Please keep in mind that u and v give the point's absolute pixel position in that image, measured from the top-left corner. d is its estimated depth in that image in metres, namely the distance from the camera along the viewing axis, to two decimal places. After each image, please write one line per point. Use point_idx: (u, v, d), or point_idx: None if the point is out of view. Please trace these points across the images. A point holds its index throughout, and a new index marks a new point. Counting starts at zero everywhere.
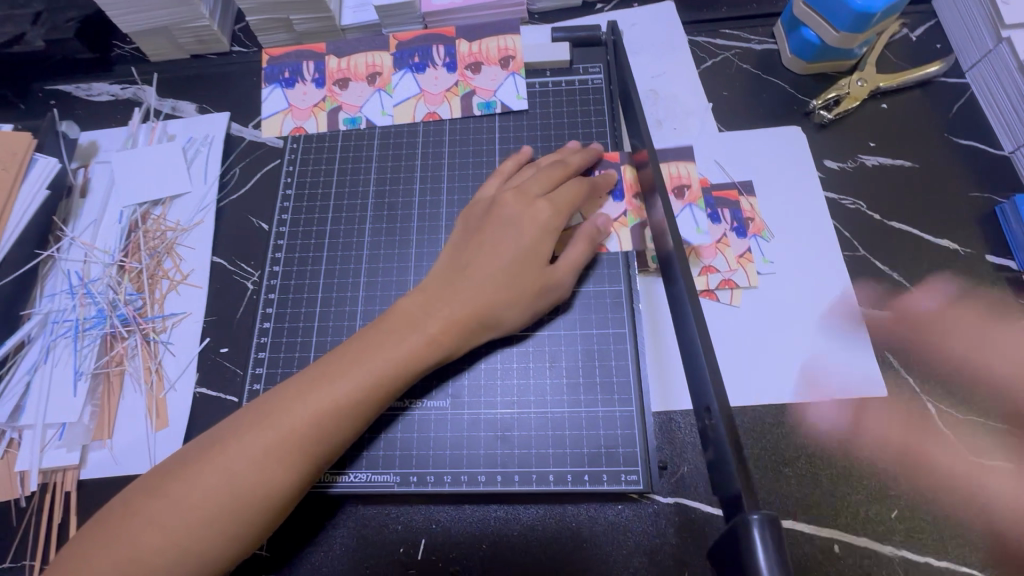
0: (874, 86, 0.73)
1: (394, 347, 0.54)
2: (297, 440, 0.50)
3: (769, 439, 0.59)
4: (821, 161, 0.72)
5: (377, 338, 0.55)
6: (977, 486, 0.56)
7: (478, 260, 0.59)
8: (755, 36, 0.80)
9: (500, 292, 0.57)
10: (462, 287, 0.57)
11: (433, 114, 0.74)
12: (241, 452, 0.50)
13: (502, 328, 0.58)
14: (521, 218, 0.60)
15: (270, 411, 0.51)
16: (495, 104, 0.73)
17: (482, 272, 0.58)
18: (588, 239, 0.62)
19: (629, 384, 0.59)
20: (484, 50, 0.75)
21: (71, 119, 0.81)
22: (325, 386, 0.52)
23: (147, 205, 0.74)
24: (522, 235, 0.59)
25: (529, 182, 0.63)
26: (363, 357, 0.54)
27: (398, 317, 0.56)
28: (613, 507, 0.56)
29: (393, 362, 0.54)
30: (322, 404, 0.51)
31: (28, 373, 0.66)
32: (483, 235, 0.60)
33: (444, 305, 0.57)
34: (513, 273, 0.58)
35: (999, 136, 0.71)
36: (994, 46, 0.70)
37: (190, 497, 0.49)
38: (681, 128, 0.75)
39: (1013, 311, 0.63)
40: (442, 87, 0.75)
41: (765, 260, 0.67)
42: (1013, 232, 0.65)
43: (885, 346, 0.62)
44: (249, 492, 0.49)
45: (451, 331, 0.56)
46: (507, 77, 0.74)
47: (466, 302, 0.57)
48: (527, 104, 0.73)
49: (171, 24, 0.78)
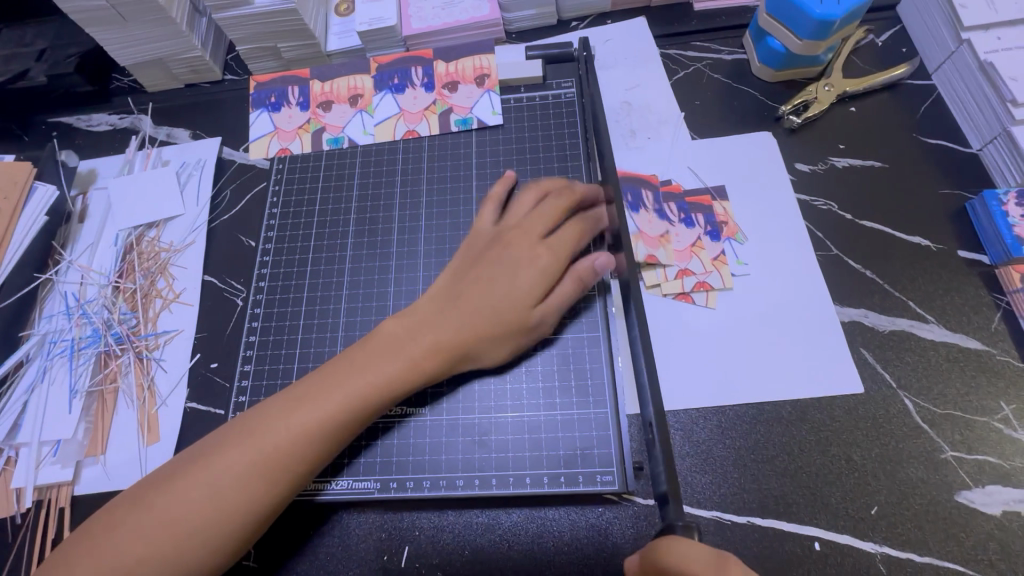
0: (841, 91, 0.75)
1: (375, 369, 0.56)
2: (280, 456, 0.52)
3: (747, 438, 0.60)
4: (792, 164, 0.73)
5: (361, 359, 0.56)
6: (955, 480, 0.56)
7: (469, 295, 0.60)
8: (725, 47, 0.82)
9: (484, 325, 0.58)
10: (450, 315, 0.59)
11: (412, 131, 0.77)
12: (226, 469, 0.51)
13: (484, 356, 0.60)
14: (520, 259, 0.61)
15: (254, 428, 0.53)
16: (471, 120, 0.76)
17: (474, 306, 0.59)
18: (578, 278, 0.62)
19: (604, 386, 0.60)
20: (460, 69, 0.78)
21: (71, 148, 0.85)
22: (308, 406, 0.53)
23: (142, 228, 0.77)
24: (516, 276, 0.60)
25: (531, 222, 0.64)
26: (346, 379, 0.55)
27: (382, 341, 0.58)
28: (595, 510, 0.57)
29: (374, 382, 0.55)
30: (306, 424, 0.53)
31: (26, 392, 0.68)
32: (481, 270, 0.61)
33: (428, 329, 0.58)
34: (501, 311, 0.59)
35: (966, 134, 0.73)
36: (956, 48, 0.72)
37: (174, 510, 0.50)
38: (655, 137, 0.77)
39: (984, 305, 0.64)
40: (421, 106, 0.78)
41: (739, 262, 0.68)
42: (982, 226, 0.66)
43: (860, 344, 0.63)
44: (230, 505, 0.50)
45: (432, 355, 0.57)
46: (483, 95, 0.77)
47: (452, 329, 0.58)
48: (501, 119, 0.76)
49: (166, 56, 0.82)
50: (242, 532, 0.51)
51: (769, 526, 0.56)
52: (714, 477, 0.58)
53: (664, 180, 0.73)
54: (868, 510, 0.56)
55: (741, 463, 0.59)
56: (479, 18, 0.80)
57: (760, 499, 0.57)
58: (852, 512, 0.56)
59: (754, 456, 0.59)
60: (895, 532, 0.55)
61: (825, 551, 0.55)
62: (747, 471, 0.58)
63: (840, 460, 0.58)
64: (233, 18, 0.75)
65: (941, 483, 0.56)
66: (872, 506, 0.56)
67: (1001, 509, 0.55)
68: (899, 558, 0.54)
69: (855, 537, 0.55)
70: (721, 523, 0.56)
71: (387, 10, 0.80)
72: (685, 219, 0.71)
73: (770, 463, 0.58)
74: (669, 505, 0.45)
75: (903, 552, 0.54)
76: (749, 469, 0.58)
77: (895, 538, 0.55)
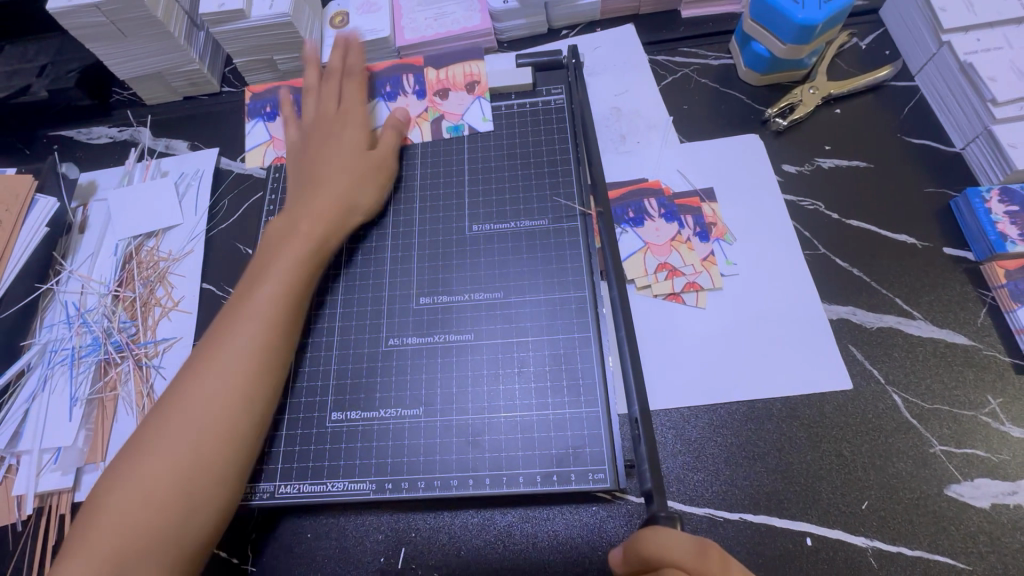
0: (826, 93, 0.77)
1: (285, 257, 0.63)
2: (230, 368, 0.57)
3: (739, 436, 0.60)
4: (779, 165, 0.75)
5: (266, 256, 0.64)
6: (945, 474, 0.57)
7: (318, 170, 0.70)
8: (712, 52, 0.84)
9: (344, 185, 0.69)
10: (318, 191, 0.68)
11: (406, 138, 0.78)
12: (201, 399, 0.55)
13: (359, 204, 0.70)
14: (336, 132, 0.73)
15: (200, 361, 0.58)
16: (462, 127, 0.78)
17: (327, 174, 0.69)
18: (394, 124, 0.76)
19: (595, 386, 0.61)
20: (450, 76, 0.80)
21: (72, 161, 0.86)
22: (241, 312, 0.60)
23: (141, 237, 0.79)
24: (341, 142, 0.72)
25: (325, 104, 0.76)
26: (263, 272, 0.62)
27: (275, 236, 0.66)
28: (589, 509, 0.58)
29: (287, 264, 0.63)
30: (245, 326, 0.59)
31: (27, 401, 0.69)
32: (312, 153, 0.72)
33: (309, 205, 0.67)
34: (346, 166, 0.70)
35: (950, 134, 0.74)
36: (937, 50, 0.74)
37: (166, 456, 0.53)
38: (645, 140, 0.78)
39: (969, 300, 0.65)
40: (413, 113, 0.79)
41: (728, 262, 0.69)
42: (967, 223, 0.67)
43: (849, 340, 0.64)
44: (217, 434, 0.54)
45: (321, 223, 0.66)
46: (473, 101, 0.79)
47: (326, 199, 0.67)
48: (492, 125, 0.77)
49: (165, 70, 0.84)
50: (239, 462, 0.55)
51: (760, 522, 0.56)
52: (707, 475, 0.59)
53: (654, 182, 0.74)
54: (858, 504, 0.56)
55: (734, 460, 0.59)
56: (470, 29, 0.82)
57: (752, 495, 0.58)
58: (844, 507, 0.56)
59: (745, 452, 0.60)
60: (887, 525, 0.55)
61: (817, 546, 0.55)
62: (738, 468, 0.59)
63: (831, 455, 0.59)
64: (230, 32, 0.77)
65: (930, 477, 0.57)
66: (863, 501, 0.57)
67: (991, 502, 0.55)
68: (891, 551, 0.54)
69: (846, 532, 0.55)
70: (713, 520, 0.57)
71: (381, 21, 0.83)
72: (676, 221, 0.71)
73: (761, 459, 0.59)
74: (653, 499, 0.48)
75: (894, 546, 0.54)
76: (742, 466, 0.59)
77: (887, 533, 0.55)
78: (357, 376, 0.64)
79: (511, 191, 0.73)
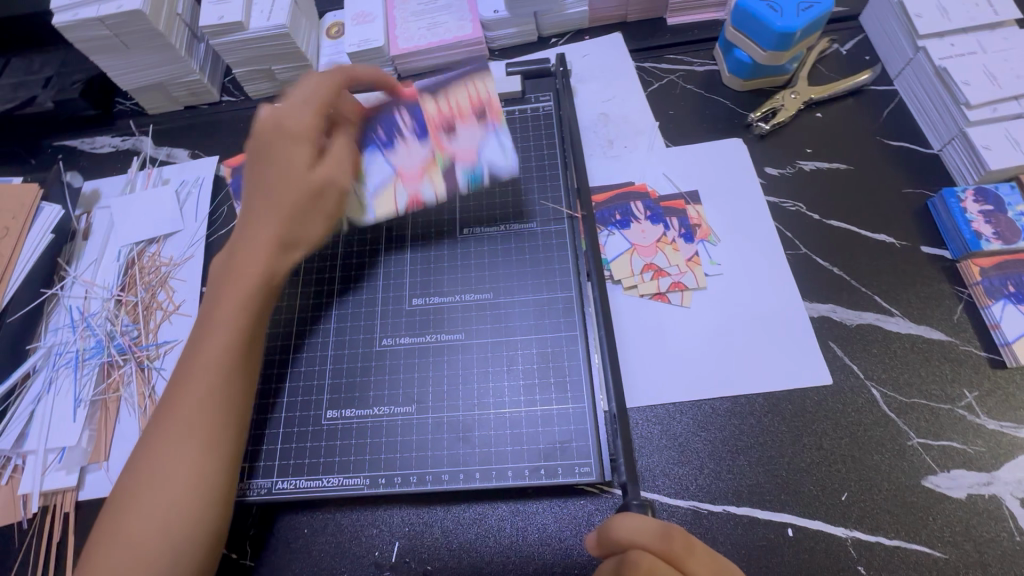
0: (807, 98, 0.79)
1: (232, 295, 0.59)
2: (194, 419, 0.54)
3: (723, 430, 0.62)
4: (762, 168, 0.77)
5: (214, 296, 0.59)
6: (922, 465, 0.58)
7: (267, 192, 0.62)
8: (697, 58, 0.86)
9: (296, 212, 0.62)
10: (267, 218, 0.61)
11: (417, 196, 0.68)
12: (167, 454, 0.53)
13: (313, 232, 0.64)
14: (285, 142, 0.63)
15: (164, 414, 0.55)
16: (481, 172, 0.70)
17: (276, 198, 0.62)
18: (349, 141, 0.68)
19: (582, 383, 0.63)
20: (453, 107, 0.71)
21: (76, 170, 0.89)
22: (197, 358, 0.56)
23: (143, 243, 0.81)
24: (292, 156, 0.63)
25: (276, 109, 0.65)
26: (213, 315, 0.58)
27: (224, 271, 0.60)
28: (577, 502, 0.60)
29: (240, 303, 0.58)
30: (206, 375, 0.56)
31: (32, 403, 0.71)
32: (259, 170, 0.63)
33: (260, 237, 0.61)
34: (299, 188, 0.62)
35: (928, 136, 0.76)
36: (914, 55, 0.76)
37: (143, 504, 0.51)
38: (632, 145, 0.80)
39: (945, 297, 0.66)
40: (419, 162, 0.70)
41: (712, 262, 0.71)
42: (943, 222, 0.69)
43: (829, 337, 0.66)
44: (189, 479, 0.52)
45: (273, 255, 0.61)
46: (488, 137, 0.71)
47: (275, 228, 0.61)
48: (514, 164, 0.70)
49: (166, 80, 0.87)
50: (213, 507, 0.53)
51: (743, 514, 0.58)
52: (691, 469, 0.61)
53: (640, 186, 0.77)
54: (838, 496, 0.58)
55: (717, 453, 0.61)
56: (461, 39, 0.85)
57: (735, 488, 0.59)
58: (824, 499, 0.58)
59: (728, 446, 0.61)
60: (865, 515, 0.57)
61: (797, 537, 0.57)
62: (722, 462, 0.61)
63: (812, 449, 0.60)
64: (230, 43, 0.80)
65: (907, 469, 0.58)
66: (842, 493, 0.58)
67: (966, 492, 0.57)
68: (869, 541, 0.56)
69: (827, 522, 0.57)
70: (697, 512, 0.59)
71: (375, 31, 0.85)
72: (661, 223, 0.73)
73: (744, 453, 0.61)
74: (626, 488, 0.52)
75: (873, 536, 0.56)
76: (725, 458, 0.61)
77: (866, 524, 0.57)
78: (352, 376, 0.66)
79: (501, 195, 0.75)
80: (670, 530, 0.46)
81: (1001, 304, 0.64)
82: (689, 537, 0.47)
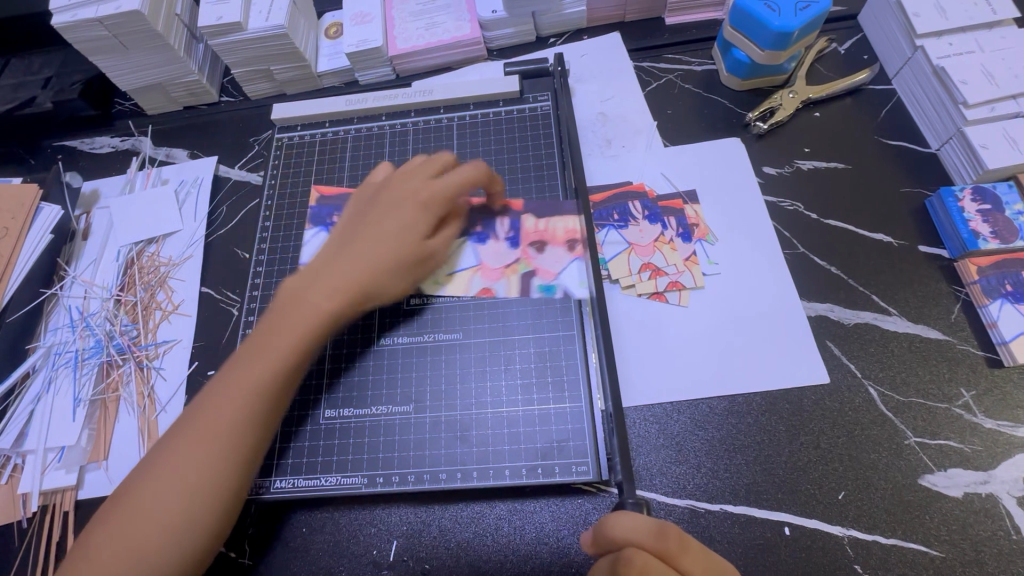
0: (805, 97, 0.79)
1: (289, 331, 0.56)
2: (221, 436, 0.52)
3: (720, 430, 0.62)
4: (760, 167, 0.77)
5: (272, 325, 0.57)
6: (919, 464, 0.59)
7: (361, 240, 0.61)
8: (695, 58, 0.86)
9: (380, 264, 0.60)
10: (346, 263, 0.59)
11: (488, 290, 0.66)
12: (187, 459, 0.51)
13: (390, 291, 0.61)
14: (398, 202, 0.63)
15: (193, 421, 0.53)
16: (555, 288, 0.65)
17: (367, 249, 0.60)
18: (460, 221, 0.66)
19: (579, 382, 0.63)
20: (550, 230, 0.68)
21: (76, 170, 0.89)
22: (235, 380, 0.54)
23: (142, 243, 0.81)
24: (399, 217, 0.62)
25: (406, 172, 0.65)
26: (267, 346, 0.55)
27: (286, 300, 0.58)
28: (574, 501, 0.60)
29: (293, 338, 0.56)
30: (244, 403, 0.53)
31: (32, 402, 0.71)
32: (364, 222, 0.62)
33: (328, 279, 0.59)
34: (395, 248, 0.61)
35: (926, 136, 0.76)
36: (912, 54, 0.76)
37: (141, 519, 0.50)
38: (630, 145, 0.80)
39: (943, 296, 0.66)
40: (502, 261, 0.67)
41: (709, 262, 0.71)
42: (941, 222, 0.69)
43: (826, 336, 0.66)
44: (190, 510, 0.50)
45: (338, 299, 0.58)
46: (571, 261, 0.66)
47: (350, 274, 0.59)
48: (588, 292, 0.65)
49: (165, 81, 0.87)
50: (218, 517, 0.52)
51: (741, 512, 0.58)
52: (689, 468, 0.61)
53: (638, 185, 0.76)
54: (836, 495, 0.58)
55: (715, 452, 0.61)
56: (460, 38, 0.86)
57: (732, 486, 0.59)
58: (820, 498, 0.58)
59: (725, 446, 0.61)
60: (862, 513, 0.57)
61: (794, 536, 0.57)
62: (719, 461, 0.61)
63: (810, 448, 0.60)
64: (228, 44, 0.80)
65: (904, 468, 0.59)
66: (840, 492, 0.58)
67: (963, 491, 0.57)
68: (865, 539, 0.56)
69: (823, 521, 0.57)
70: (694, 511, 0.59)
71: (374, 31, 0.85)
72: (659, 222, 0.73)
73: (741, 452, 0.61)
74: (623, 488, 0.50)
75: (869, 535, 0.56)
76: (722, 457, 0.61)
77: (863, 522, 0.57)
78: (350, 375, 0.66)
79: None
80: (665, 527, 0.46)
81: (999, 303, 0.64)
82: (684, 535, 0.46)
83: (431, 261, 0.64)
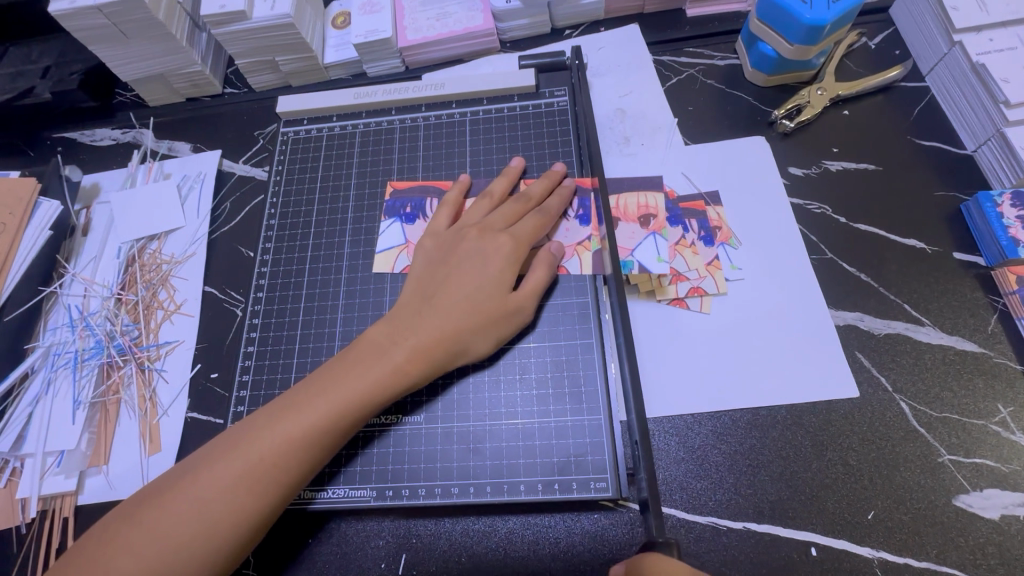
0: (834, 94, 0.75)
1: (359, 380, 0.55)
2: (266, 467, 0.51)
3: (744, 444, 0.60)
4: (786, 168, 0.74)
5: (344, 368, 0.56)
6: (953, 483, 0.56)
7: (442, 291, 0.60)
8: (718, 52, 0.83)
9: (462, 318, 0.58)
10: (428, 316, 0.58)
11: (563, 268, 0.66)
12: (223, 480, 0.50)
13: (468, 350, 0.59)
14: (484, 250, 0.62)
15: (236, 442, 0.52)
16: (631, 264, 0.65)
17: (448, 301, 0.59)
18: (546, 263, 0.63)
19: (597, 393, 0.60)
20: (622, 206, 0.70)
21: (75, 164, 0.86)
22: (293, 414, 0.53)
23: (145, 240, 0.79)
24: (484, 268, 0.61)
25: (493, 217, 0.65)
26: (335, 386, 0.54)
27: (365, 347, 0.57)
28: (590, 516, 0.57)
29: (363, 388, 0.54)
30: (301, 448, 0.52)
31: (30, 405, 0.69)
32: (446, 268, 0.62)
33: (409, 332, 0.58)
34: (477, 300, 0.59)
35: (961, 137, 0.72)
36: (949, 50, 0.72)
37: (162, 528, 0.49)
38: (649, 143, 0.77)
39: (978, 306, 0.63)
40: (573, 240, 0.67)
41: (732, 267, 0.68)
42: (978, 228, 0.66)
43: (856, 346, 0.63)
44: (211, 532, 0.49)
45: (416, 355, 0.57)
46: (647, 236, 0.67)
47: (431, 329, 0.58)
48: (668, 267, 0.64)
49: (167, 71, 0.84)
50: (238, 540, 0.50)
51: (765, 531, 0.56)
52: (711, 482, 0.58)
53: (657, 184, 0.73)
54: (865, 515, 0.56)
55: (737, 468, 0.59)
56: (472, 29, 0.82)
57: (756, 504, 0.57)
58: (848, 517, 0.56)
59: (749, 461, 0.59)
60: (892, 535, 0.55)
61: (821, 557, 0.54)
62: (741, 477, 0.58)
63: (837, 465, 0.58)
64: (232, 33, 0.77)
65: (938, 487, 0.56)
66: (869, 511, 0.56)
67: (1000, 513, 0.54)
68: (896, 562, 0.53)
69: (852, 542, 0.55)
70: (716, 528, 0.56)
71: (383, 22, 0.82)
72: (679, 224, 0.70)
73: (766, 469, 0.58)
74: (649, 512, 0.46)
75: (900, 558, 0.54)
76: (745, 473, 0.58)
77: (893, 543, 0.54)
78: None
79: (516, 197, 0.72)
80: None
81: None
82: None
83: (517, 322, 0.61)
